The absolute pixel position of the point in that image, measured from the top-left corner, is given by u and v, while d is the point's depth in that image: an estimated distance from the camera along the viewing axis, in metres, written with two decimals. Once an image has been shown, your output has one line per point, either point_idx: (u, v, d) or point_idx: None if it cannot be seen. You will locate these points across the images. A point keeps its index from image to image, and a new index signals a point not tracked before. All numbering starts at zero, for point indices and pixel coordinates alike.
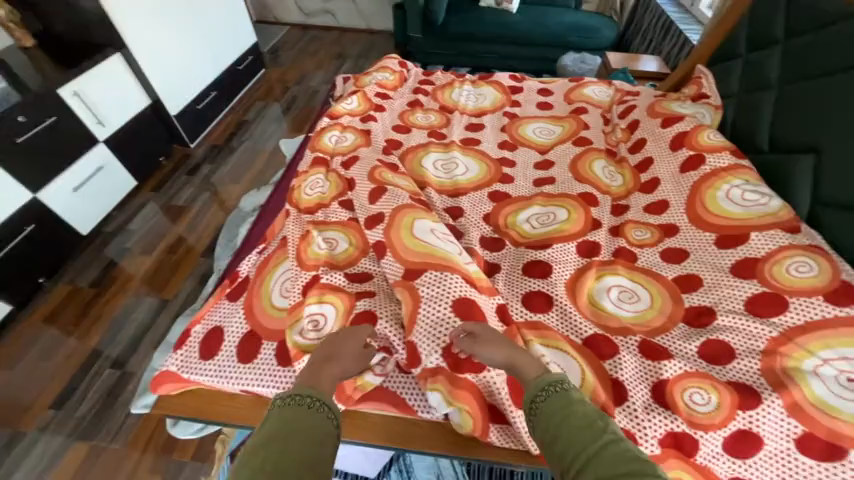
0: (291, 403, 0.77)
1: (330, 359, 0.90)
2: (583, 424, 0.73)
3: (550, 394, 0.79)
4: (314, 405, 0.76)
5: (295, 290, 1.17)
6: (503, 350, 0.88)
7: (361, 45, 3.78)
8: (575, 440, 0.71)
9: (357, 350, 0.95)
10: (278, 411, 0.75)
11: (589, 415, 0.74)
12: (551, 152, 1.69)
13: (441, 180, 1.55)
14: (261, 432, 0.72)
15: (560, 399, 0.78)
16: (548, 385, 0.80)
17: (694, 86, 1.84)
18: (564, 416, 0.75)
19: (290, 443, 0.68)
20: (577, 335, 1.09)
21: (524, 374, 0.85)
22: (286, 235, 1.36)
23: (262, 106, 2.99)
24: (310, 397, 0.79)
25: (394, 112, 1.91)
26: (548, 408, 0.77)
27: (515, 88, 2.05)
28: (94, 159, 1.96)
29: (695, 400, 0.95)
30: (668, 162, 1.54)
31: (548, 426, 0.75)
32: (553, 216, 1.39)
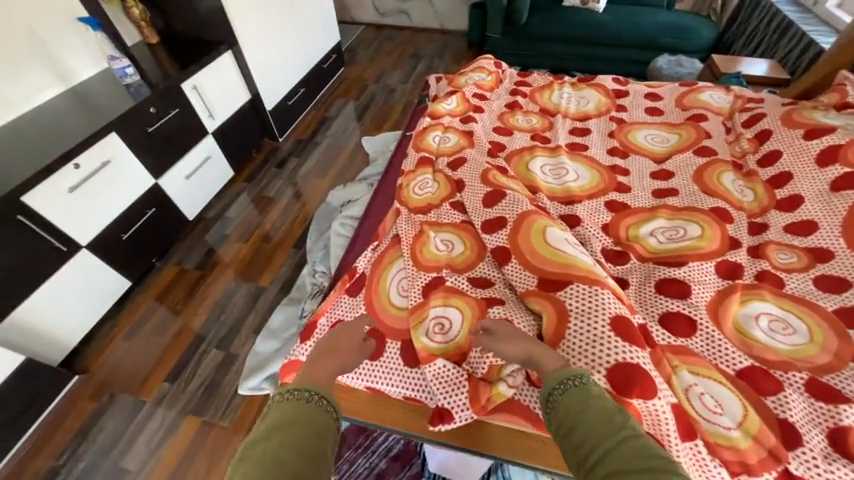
0: (289, 397, 0.76)
1: (327, 356, 0.93)
2: (600, 418, 0.68)
3: (568, 387, 0.74)
4: (312, 399, 0.76)
5: (415, 292, 1.17)
6: (521, 345, 0.87)
7: (435, 45, 3.79)
8: (593, 434, 0.66)
9: (352, 348, 0.99)
10: (280, 403, 0.75)
11: (606, 410, 0.69)
12: (668, 162, 1.58)
13: (551, 185, 1.49)
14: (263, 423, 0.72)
15: (579, 392, 0.73)
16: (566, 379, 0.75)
17: (837, 94, 1.65)
18: (582, 410, 0.70)
19: (286, 435, 0.68)
20: (728, 365, 0.99)
21: (543, 366, 0.82)
22: (399, 233, 1.37)
23: (343, 103, 3.06)
24: (312, 391, 0.78)
25: (493, 113, 1.87)
26: (565, 401, 0.72)
27: (620, 92, 1.94)
28: (204, 149, 2.08)
29: None
30: (813, 178, 1.39)
31: (566, 418, 0.70)
32: (682, 231, 1.29)
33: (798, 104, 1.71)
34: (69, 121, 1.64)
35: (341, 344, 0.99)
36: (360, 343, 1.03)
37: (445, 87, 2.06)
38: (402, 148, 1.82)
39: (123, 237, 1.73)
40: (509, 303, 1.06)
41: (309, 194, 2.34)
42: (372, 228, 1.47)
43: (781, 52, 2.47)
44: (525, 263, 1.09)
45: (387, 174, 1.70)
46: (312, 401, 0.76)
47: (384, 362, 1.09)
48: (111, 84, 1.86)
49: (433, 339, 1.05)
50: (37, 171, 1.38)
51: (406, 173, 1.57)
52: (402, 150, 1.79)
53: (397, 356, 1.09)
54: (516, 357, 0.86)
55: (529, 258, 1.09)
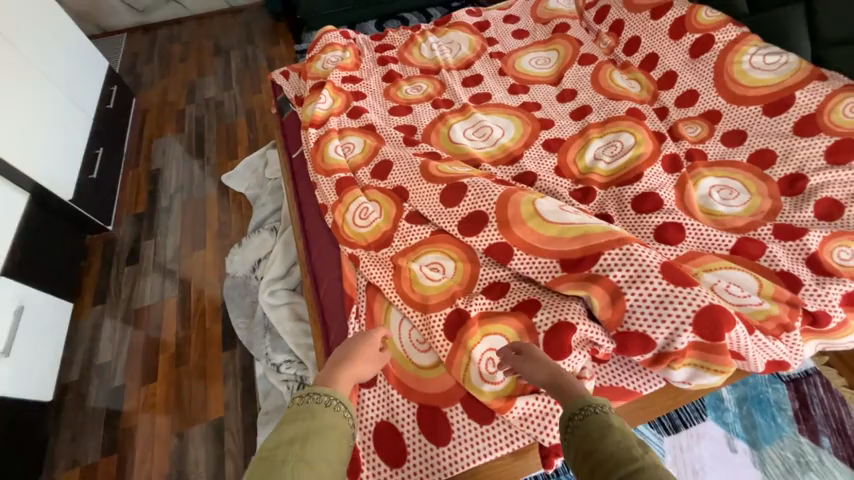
0: (313, 401, 0.79)
1: (344, 366, 0.90)
2: (618, 444, 0.65)
3: (589, 414, 0.72)
4: (335, 404, 0.79)
5: (440, 341, 0.99)
6: (544, 369, 0.83)
7: (237, 31, 3.10)
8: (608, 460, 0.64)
9: (369, 355, 0.95)
10: (300, 408, 0.77)
11: (625, 436, 0.66)
12: (564, 80, 1.59)
13: (486, 150, 1.38)
14: (284, 425, 0.74)
15: (602, 419, 0.70)
16: (586, 406, 0.73)
17: None
18: (602, 438, 0.68)
19: (309, 443, 0.70)
20: (722, 247, 1.09)
21: (563, 389, 0.79)
22: (375, 282, 1.12)
23: (166, 143, 2.35)
24: (329, 399, 0.80)
25: (377, 94, 1.61)
26: (584, 428, 0.71)
27: (481, 24, 1.85)
28: (8, 300, 1.39)
29: (845, 257, 1.03)
30: (675, 51, 1.55)
31: (584, 445, 0.68)
32: (619, 144, 1.33)
33: None
34: None
35: (361, 352, 0.95)
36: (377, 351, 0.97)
37: (303, 83, 1.68)
38: (298, 176, 1.46)
39: None
40: (545, 299, 0.97)
41: (201, 275, 1.80)
42: (334, 290, 1.17)
43: None
44: (536, 252, 0.99)
45: (304, 215, 1.36)
46: (333, 406, 0.79)
47: (460, 438, 0.90)
48: None
49: (494, 380, 0.91)
50: None
51: (331, 207, 1.26)
52: (302, 178, 1.44)
53: (468, 421, 0.91)
54: (541, 382, 0.82)
55: (538, 244, 0.99)
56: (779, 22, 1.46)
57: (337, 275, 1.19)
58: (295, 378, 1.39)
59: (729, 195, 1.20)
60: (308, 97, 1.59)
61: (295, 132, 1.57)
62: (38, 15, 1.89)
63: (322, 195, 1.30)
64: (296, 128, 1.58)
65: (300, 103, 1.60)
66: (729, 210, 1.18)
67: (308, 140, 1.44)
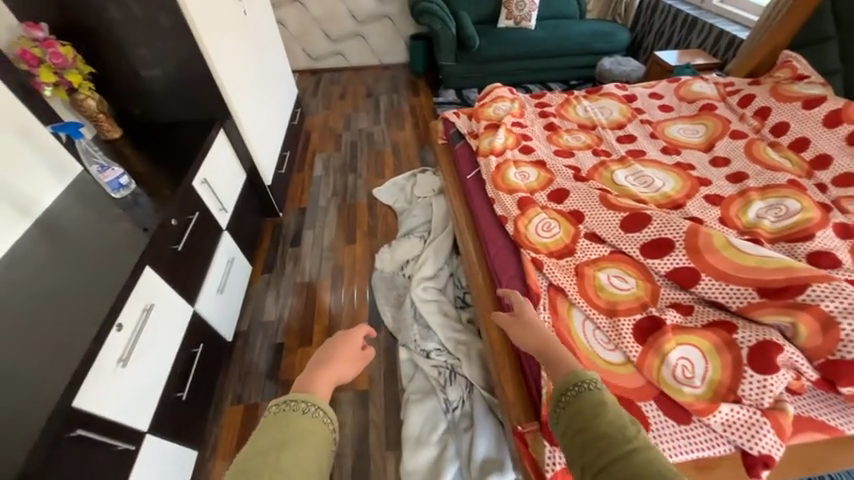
0: (288, 410, 0.72)
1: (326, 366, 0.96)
2: (610, 421, 0.72)
3: (583, 391, 0.79)
4: (312, 410, 0.74)
5: (629, 341, 1.10)
6: (536, 341, 1.02)
7: (385, 82, 3.73)
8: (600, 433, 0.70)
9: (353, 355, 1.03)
10: (277, 418, 0.71)
11: (617, 418, 0.71)
12: (716, 148, 1.76)
13: (649, 194, 1.54)
14: (258, 437, 0.68)
15: (595, 398, 0.77)
16: (580, 382, 0.81)
17: (788, 69, 2.06)
18: (596, 416, 0.74)
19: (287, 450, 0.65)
20: None
21: (556, 369, 0.91)
22: (560, 285, 1.26)
23: (325, 158, 2.80)
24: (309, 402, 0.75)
25: (541, 138, 1.88)
26: (577, 403, 0.78)
27: (629, 97, 2.13)
28: (226, 251, 1.68)
29: None
30: (828, 137, 1.68)
31: (577, 419, 0.75)
32: (783, 207, 1.43)
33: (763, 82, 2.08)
34: (59, 269, 1.14)
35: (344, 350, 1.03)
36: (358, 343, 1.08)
37: (476, 122, 2.01)
38: (474, 192, 1.71)
39: (181, 396, 1.30)
40: (739, 322, 1.06)
41: (351, 267, 2.04)
42: (517, 286, 1.33)
43: (695, 42, 2.99)
44: (729, 279, 1.09)
45: (481, 223, 1.58)
46: (309, 413, 0.74)
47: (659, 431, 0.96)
48: (91, 203, 1.36)
49: (690, 383, 1.00)
50: (74, 357, 0.92)
51: (514, 218, 1.46)
52: (480, 195, 1.68)
53: (665, 418, 0.98)
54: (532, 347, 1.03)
55: (732, 272, 1.10)
56: None
57: (519, 275, 1.35)
58: (446, 365, 1.50)
59: None
60: (483, 132, 1.89)
61: (471, 159, 1.87)
62: (273, 50, 2.47)
63: (504, 209, 1.53)
64: (474, 154, 1.87)
65: (476, 137, 1.91)
66: None
67: (489, 165, 1.69)
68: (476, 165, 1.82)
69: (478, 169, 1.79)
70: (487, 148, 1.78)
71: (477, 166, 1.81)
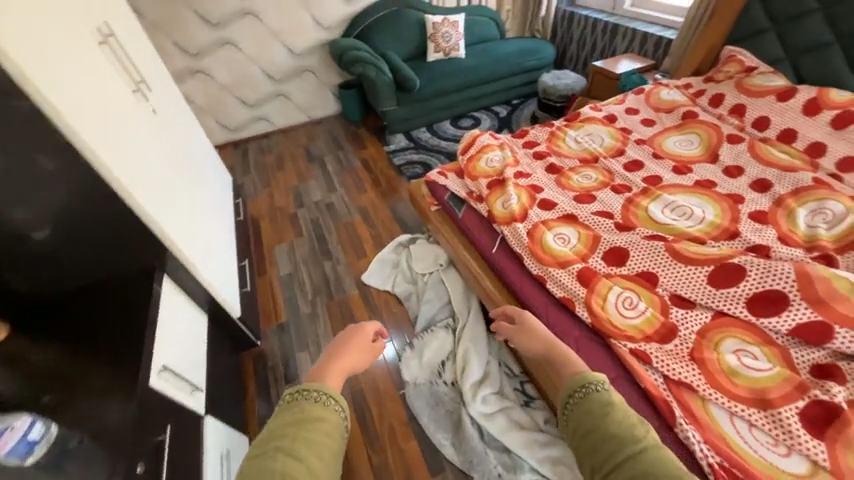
0: (299, 398, 0.84)
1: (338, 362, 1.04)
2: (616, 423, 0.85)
3: (587, 391, 0.91)
4: (325, 400, 0.84)
5: (807, 440, 0.89)
6: (541, 343, 1.12)
7: (322, 139, 3.37)
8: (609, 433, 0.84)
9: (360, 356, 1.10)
10: (291, 404, 0.83)
11: (618, 418, 0.84)
12: (721, 157, 1.71)
13: (698, 228, 1.40)
14: (273, 424, 0.79)
15: (597, 397, 0.89)
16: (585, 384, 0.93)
17: (735, 64, 2.11)
18: (601, 415, 0.86)
19: (297, 434, 0.76)
20: None
21: (562, 368, 1.03)
22: (685, 380, 1.02)
23: (288, 247, 2.36)
24: (318, 394, 0.85)
25: (551, 185, 1.69)
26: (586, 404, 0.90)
27: (607, 117, 2.05)
28: (216, 444, 1.21)
29: None
30: (813, 125, 1.71)
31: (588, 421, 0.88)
32: (828, 211, 1.38)
33: (716, 79, 2.13)
34: None
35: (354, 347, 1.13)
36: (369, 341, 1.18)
37: (473, 181, 1.76)
38: (513, 269, 1.43)
39: None
40: None
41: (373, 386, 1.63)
42: (631, 393, 1.06)
43: (621, 47, 3.10)
44: None
45: (541, 311, 1.29)
46: (322, 402, 0.84)
47: None
48: None
49: None
50: None
51: (586, 300, 1.21)
52: (522, 271, 1.41)
53: None
54: (536, 349, 1.13)
55: None
56: None
57: (626, 375, 1.09)
58: None
59: None
60: (490, 192, 1.65)
61: (487, 227, 1.60)
62: (196, 142, 2.02)
63: (566, 288, 1.27)
64: (489, 219, 1.60)
65: (484, 199, 1.66)
66: None
67: (519, 235, 1.44)
68: (497, 233, 1.56)
69: (504, 239, 1.51)
70: (505, 213, 1.53)
71: (499, 234, 1.55)
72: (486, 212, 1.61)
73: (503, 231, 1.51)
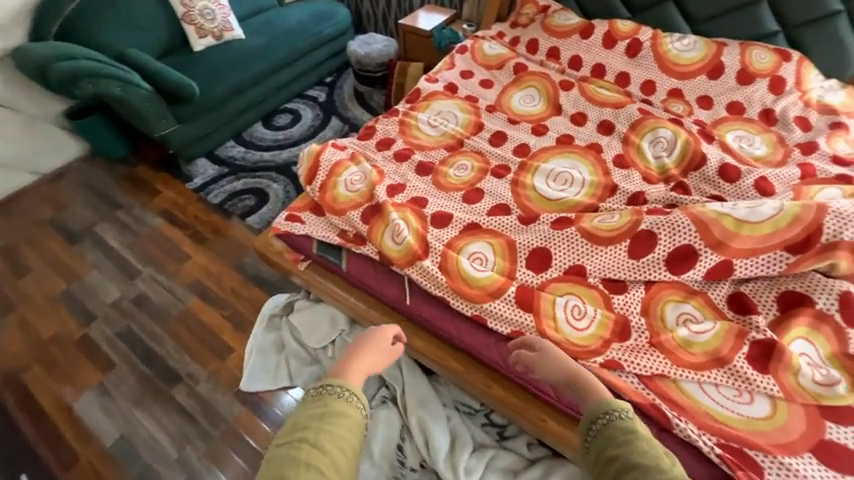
0: (326, 392, 0.91)
1: (356, 362, 1.01)
2: (641, 452, 0.76)
3: (609, 420, 0.83)
4: (346, 395, 0.91)
5: (760, 379, 0.95)
6: (559, 369, 0.96)
7: (77, 200, 2.26)
8: (627, 458, 0.76)
9: (376, 360, 1.05)
10: (317, 399, 0.90)
11: (643, 446, 0.77)
12: (564, 107, 1.72)
13: (584, 192, 1.37)
14: (304, 412, 0.87)
15: (621, 425, 0.82)
16: (609, 412, 0.84)
17: (531, 6, 2.11)
18: (622, 443, 0.79)
19: (320, 426, 0.84)
20: (792, 179, 1.36)
21: (584, 397, 0.90)
22: (658, 372, 0.98)
23: (103, 394, 1.59)
24: (342, 393, 0.90)
25: (431, 189, 1.42)
26: (609, 432, 0.81)
27: (448, 87, 1.84)
28: None
29: (840, 147, 1.46)
30: (614, 57, 1.86)
31: (608, 446, 0.79)
32: (661, 139, 1.52)
33: (522, 24, 2.11)
34: None
35: (370, 349, 1.07)
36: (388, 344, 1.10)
37: (340, 217, 1.35)
38: (442, 318, 1.16)
39: None
40: (799, 285, 1.03)
41: None
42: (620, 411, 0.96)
43: None
44: (758, 253, 1.05)
45: (496, 357, 1.09)
46: (344, 396, 0.91)
47: None
48: None
49: (834, 378, 0.93)
50: None
51: (538, 329, 1.05)
52: (452, 316, 1.16)
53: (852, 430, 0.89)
54: (557, 379, 0.96)
55: (758, 245, 1.05)
56: (665, 14, 1.90)
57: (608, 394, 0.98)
58: None
59: (748, 142, 1.53)
60: (371, 228, 1.29)
61: (385, 272, 1.26)
62: None
63: (511, 322, 1.08)
64: (386, 262, 1.25)
65: (367, 238, 1.29)
66: (761, 152, 1.48)
67: (433, 275, 1.16)
68: (402, 278, 1.24)
69: (414, 283, 1.21)
70: (402, 250, 1.22)
71: (405, 279, 1.23)
72: (377, 255, 1.26)
73: (411, 274, 1.20)
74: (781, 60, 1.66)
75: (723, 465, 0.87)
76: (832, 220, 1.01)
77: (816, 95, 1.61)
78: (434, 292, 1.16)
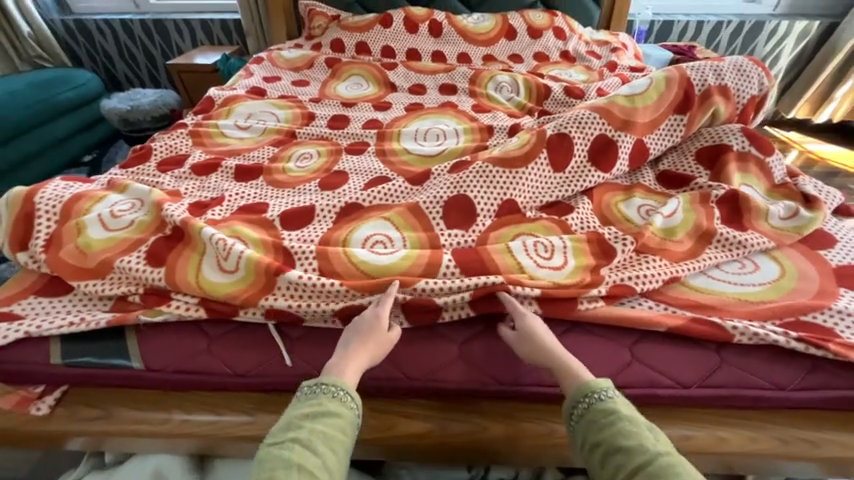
0: (318, 391, 0.57)
1: (351, 350, 0.61)
2: (630, 436, 0.53)
3: (593, 405, 0.56)
4: (341, 395, 0.57)
5: (750, 235, 0.79)
6: (544, 356, 0.61)
7: None
8: (613, 446, 0.53)
9: (381, 345, 0.62)
10: (306, 397, 0.57)
11: (633, 428, 0.54)
12: (397, 84, 1.52)
13: (463, 139, 1.13)
14: (289, 414, 0.55)
15: (607, 410, 0.56)
16: (591, 393, 0.57)
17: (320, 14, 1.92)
18: (609, 431, 0.54)
19: (312, 428, 0.53)
20: (619, 85, 1.43)
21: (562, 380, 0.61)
22: (669, 277, 0.71)
23: None
24: (337, 388, 0.57)
25: (268, 190, 0.93)
26: (592, 419, 0.56)
27: (252, 92, 1.42)
28: None
29: (627, 63, 1.65)
30: (422, 39, 1.80)
31: (587, 432, 0.55)
32: (502, 84, 1.45)
33: (317, 31, 1.89)
34: None
35: (364, 332, 0.62)
36: (387, 331, 0.63)
37: (107, 279, 0.71)
38: None
39: None
40: (704, 141, 0.96)
41: None
42: (667, 355, 0.65)
43: (186, 45, 2.42)
44: (658, 123, 0.95)
45: (475, 373, 0.65)
46: (338, 397, 0.57)
47: None
48: None
49: (794, 206, 0.84)
50: None
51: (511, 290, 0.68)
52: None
53: (840, 248, 0.79)
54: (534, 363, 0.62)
55: (655, 115, 0.94)
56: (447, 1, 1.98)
57: (641, 337, 0.66)
58: None
59: (568, 74, 1.60)
60: (173, 267, 0.71)
61: (231, 332, 0.68)
62: None
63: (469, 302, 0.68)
64: (221, 310, 0.68)
65: (172, 289, 0.70)
66: (582, 77, 1.56)
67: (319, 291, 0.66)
68: (266, 326, 0.68)
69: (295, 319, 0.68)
70: (244, 275, 0.69)
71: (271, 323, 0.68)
72: (203, 311, 0.68)
73: (275, 306, 0.67)
74: (553, 13, 1.86)
75: (803, 349, 0.63)
76: (695, 71, 0.98)
77: (589, 37, 1.85)
78: (332, 309, 0.66)
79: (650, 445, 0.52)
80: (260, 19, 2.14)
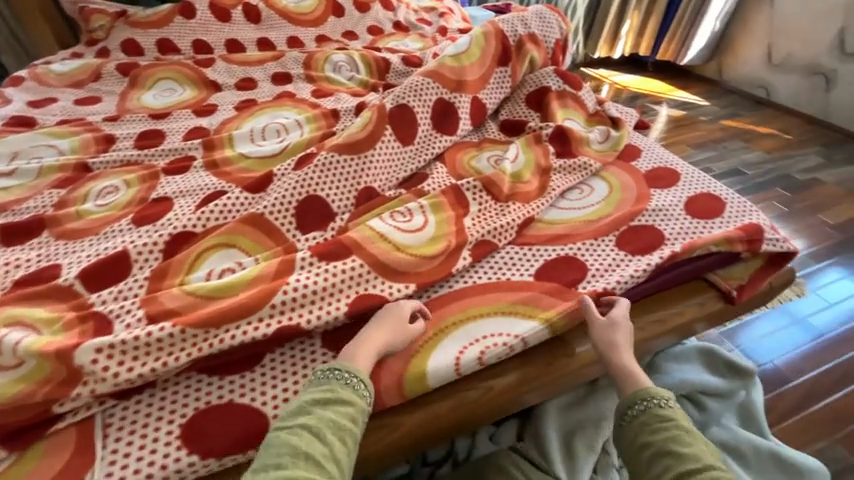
0: (331, 382, 0.54)
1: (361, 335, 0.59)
2: (682, 443, 0.54)
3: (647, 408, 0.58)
4: (352, 386, 0.54)
5: (582, 162, 0.89)
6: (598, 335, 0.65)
7: None
8: (663, 448, 0.54)
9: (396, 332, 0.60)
10: (320, 381, 0.54)
11: (680, 434, 0.55)
12: (219, 82, 1.30)
13: (305, 130, 1.02)
14: (301, 405, 0.52)
15: (660, 417, 0.57)
16: (648, 399, 0.59)
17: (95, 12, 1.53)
18: (657, 432, 0.56)
19: (321, 418, 0.50)
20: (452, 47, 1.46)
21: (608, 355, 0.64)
22: (524, 220, 0.77)
23: None
24: (352, 376, 0.55)
25: (58, 247, 0.71)
26: (645, 420, 0.57)
27: (14, 124, 1.08)
28: None
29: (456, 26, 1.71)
30: (239, 27, 1.58)
31: (635, 433, 0.57)
32: (339, 64, 1.36)
33: (99, 34, 1.51)
34: None
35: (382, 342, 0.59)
36: (408, 324, 0.61)
37: None
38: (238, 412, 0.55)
39: None
40: (530, 87, 1.04)
41: None
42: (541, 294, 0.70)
43: None
44: (487, 80, 0.99)
45: None
46: (352, 388, 0.54)
47: (661, 159, 0.94)
48: None
49: (606, 130, 0.97)
50: None
51: (372, 263, 0.65)
52: None
53: (644, 155, 0.95)
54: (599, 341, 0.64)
55: (482, 71, 0.98)
56: None
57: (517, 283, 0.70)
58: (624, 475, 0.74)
59: (405, 43, 1.58)
60: None
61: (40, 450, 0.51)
62: None
63: (334, 335, 0.62)
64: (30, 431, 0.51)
65: None
66: (418, 46, 1.56)
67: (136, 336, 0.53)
68: (93, 420, 0.52)
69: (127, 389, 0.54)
70: (33, 364, 0.51)
71: (102, 446, 0.51)
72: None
73: (98, 390, 0.52)
74: None
75: (649, 259, 0.73)
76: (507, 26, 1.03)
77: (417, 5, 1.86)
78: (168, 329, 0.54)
79: (705, 455, 0.53)
80: (8, 28, 1.62)
